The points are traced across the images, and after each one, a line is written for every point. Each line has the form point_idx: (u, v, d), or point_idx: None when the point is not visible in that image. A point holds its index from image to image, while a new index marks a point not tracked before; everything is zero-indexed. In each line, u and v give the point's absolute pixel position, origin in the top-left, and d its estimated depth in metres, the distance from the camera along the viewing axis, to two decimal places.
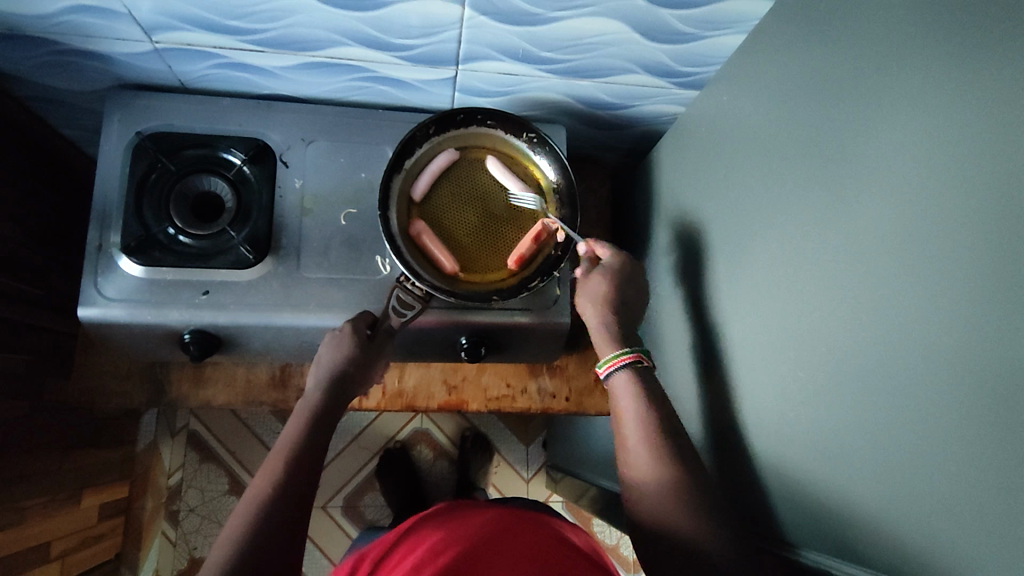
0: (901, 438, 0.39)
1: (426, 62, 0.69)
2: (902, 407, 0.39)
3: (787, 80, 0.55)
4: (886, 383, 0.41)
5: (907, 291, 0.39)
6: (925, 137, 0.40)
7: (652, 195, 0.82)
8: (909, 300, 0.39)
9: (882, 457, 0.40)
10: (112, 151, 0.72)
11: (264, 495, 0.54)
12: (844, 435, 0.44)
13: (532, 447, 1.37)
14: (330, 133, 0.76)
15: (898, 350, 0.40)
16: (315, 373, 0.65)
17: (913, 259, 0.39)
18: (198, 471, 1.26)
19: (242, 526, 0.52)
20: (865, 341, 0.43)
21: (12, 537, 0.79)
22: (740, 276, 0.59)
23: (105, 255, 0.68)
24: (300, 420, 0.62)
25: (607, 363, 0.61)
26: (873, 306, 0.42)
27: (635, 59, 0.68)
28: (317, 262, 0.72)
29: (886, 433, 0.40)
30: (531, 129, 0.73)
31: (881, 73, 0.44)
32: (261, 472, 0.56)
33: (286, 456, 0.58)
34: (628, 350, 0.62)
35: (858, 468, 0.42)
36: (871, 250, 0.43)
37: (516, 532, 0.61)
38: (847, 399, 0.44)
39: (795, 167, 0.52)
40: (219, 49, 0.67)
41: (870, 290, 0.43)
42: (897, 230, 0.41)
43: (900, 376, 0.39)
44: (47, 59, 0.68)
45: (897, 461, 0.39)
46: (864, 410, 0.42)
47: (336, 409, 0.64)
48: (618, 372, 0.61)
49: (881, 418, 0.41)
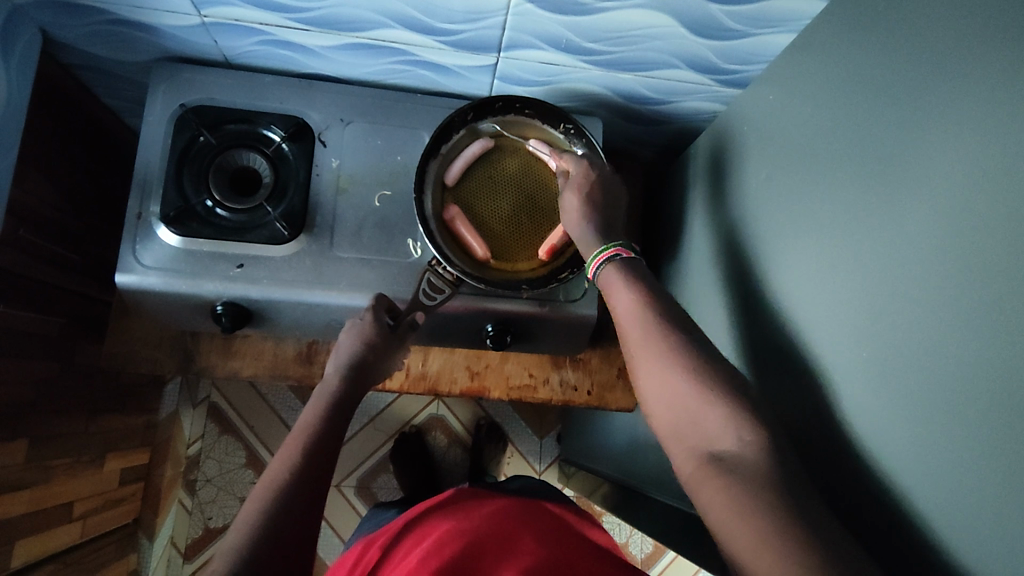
0: (956, 447, 0.39)
1: (469, 48, 0.69)
2: (951, 421, 0.39)
3: (837, 82, 0.54)
4: (939, 391, 0.40)
5: (963, 300, 0.39)
6: (983, 146, 0.39)
7: (686, 193, 0.82)
8: (965, 308, 0.39)
9: (932, 465, 0.40)
10: (156, 123, 0.73)
11: (280, 480, 0.55)
12: (885, 444, 0.44)
13: (546, 440, 1.37)
14: (368, 115, 0.77)
15: (953, 360, 0.39)
16: (335, 360, 0.65)
17: (971, 269, 0.39)
18: (217, 442, 1.28)
19: (262, 511, 0.52)
20: (915, 350, 0.43)
21: (37, 494, 0.81)
22: (779, 276, 0.58)
23: (144, 223, 0.69)
24: (318, 404, 0.62)
25: (594, 260, 0.61)
26: (927, 312, 0.42)
27: (679, 54, 0.68)
28: (350, 242, 0.73)
29: (937, 441, 0.40)
30: (570, 120, 0.73)
31: (938, 79, 0.44)
32: (279, 456, 0.57)
33: (306, 441, 0.58)
34: (612, 244, 0.61)
35: (905, 474, 0.42)
36: (927, 255, 0.42)
37: (523, 524, 0.61)
38: (891, 408, 0.44)
39: (843, 168, 0.52)
40: (267, 26, 0.67)
41: (925, 296, 0.42)
42: (954, 237, 0.40)
43: (954, 384, 0.39)
44: (97, 29, 0.69)
45: (941, 475, 0.40)
46: (907, 421, 0.43)
47: (354, 396, 0.64)
48: (601, 268, 0.61)
49: (933, 425, 0.41)
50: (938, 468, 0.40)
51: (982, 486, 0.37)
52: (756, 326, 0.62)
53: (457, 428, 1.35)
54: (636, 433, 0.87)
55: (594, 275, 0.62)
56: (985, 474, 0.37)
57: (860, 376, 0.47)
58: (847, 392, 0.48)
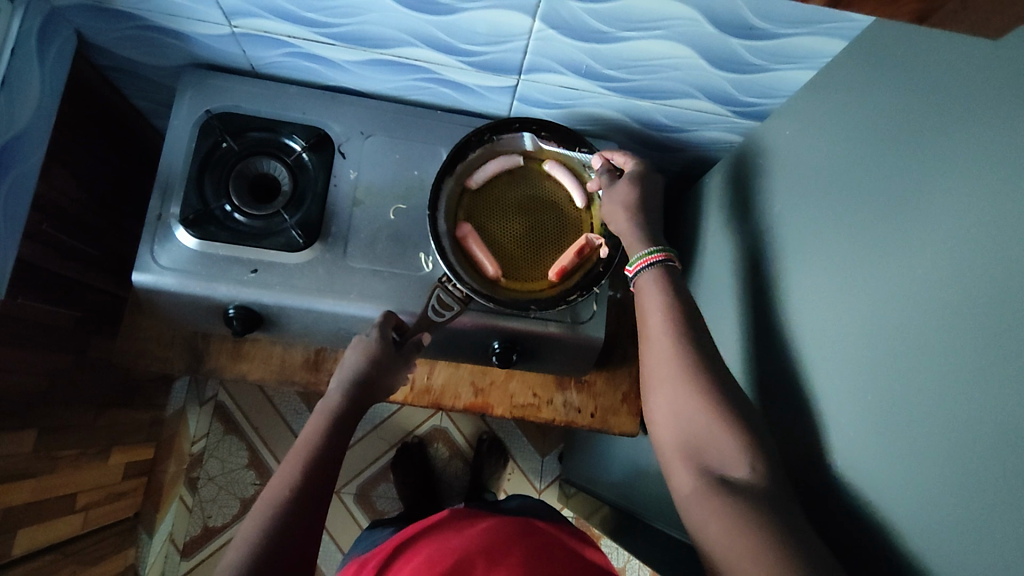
0: (948, 499, 0.39)
1: (490, 70, 0.70)
2: (946, 470, 0.39)
3: (852, 122, 0.54)
4: (935, 439, 0.40)
5: (956, 348, 0.39)
6: (988, 195, 0.39)
7: (700, 223, 0.83)
8: (958, 357, 0.39)
9: (928, 515, 0.40)
10: (182, 127, 0.74)
11: (281, 497, 0.55)
12: (884, 489, 0.44)
13: (548, 459, 1.37)
14: (388, 129, 0.78)
15: (948, 408, 0.39)
16: (339, 376, 0.66)
17: (964, 316, 0.39)
18: (221, 441, 1.29)
19: (263, 527, 0.53)
20: (913, 394, 0.42)
21: (42, 484, 0.83)
22: (789, 311, 0.58)
23: (163, 224, 0.71)
24: (321, 420, 0.63)
25: (636, 261, 0.62)
26: (924, 356, 0.42)
27: (696, 84, 0.68)
28: (363, 252, 0.74)
29: (932, 492, 0.40)
30: (586, 145, 0.74)
31: (946, 125, 0.44)
32: (279, 473, 0.58)
33: (305, 457, 0.59)
34: (656, 248, 0.62)
35: (901, 521, 0.42)
36: (926, 300, 0.42)
37: (518, 542, 0.61)
38: (891, 453, 0.44)
39: (856, 207, 0.52)
40: (293, 39, 0.69)
41: (922, 341, 0.42)
42: (950, 283, 0.41)
43: (949, 432, 0.39)
44: (130, 33, 0.71)
45: (934, 525, 0.39)
46: (907, 460, 0.42)
47: (357, 411, 0.65)
48: (643, 271, 0.61)
49: (928, 474, 0.40)
50: (933, 518, 0.40)
51: (975, 539, 0.36)
52: (763, 362, 0.61)
53: (459, 441, 1.35)
54: (637, 458, 0.86)
55: (633, 276, 0.63)
56: (980, 532, 0.36)
57: (860, 412, 0.47)
58: (848, 429, 0.48)
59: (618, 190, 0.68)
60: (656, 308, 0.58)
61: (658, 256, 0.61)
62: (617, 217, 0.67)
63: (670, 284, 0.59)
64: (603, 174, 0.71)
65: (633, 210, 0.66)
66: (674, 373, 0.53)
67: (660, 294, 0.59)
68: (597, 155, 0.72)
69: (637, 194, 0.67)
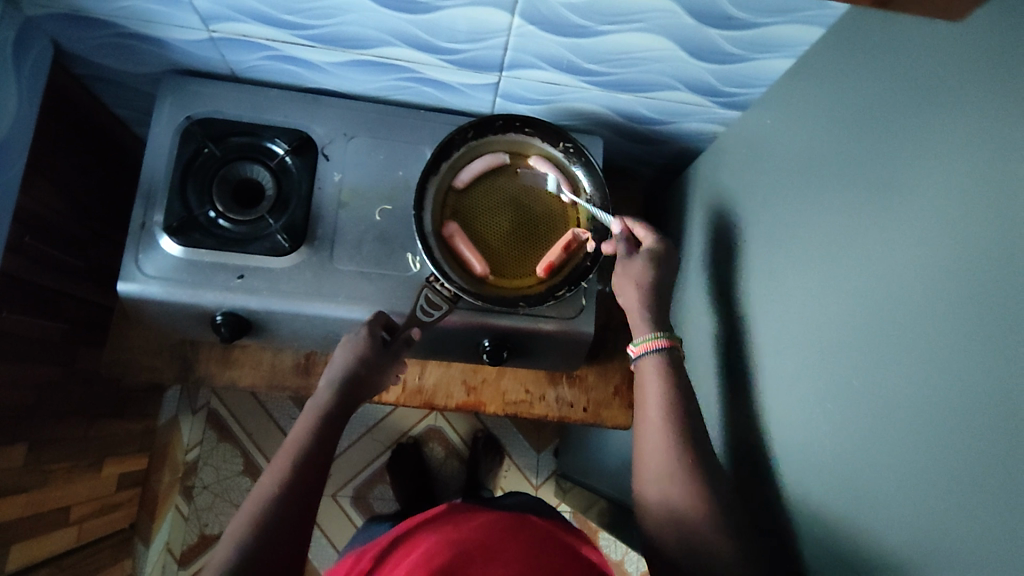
0: (932, 475, 0.41)
1: (471, 67, 0.70)
2: (925, 446, 0.41)
3: (839, 110, 0.56)
4: (914, 418, 0.43)
5: (938, 332, 0.41)
6: (979, 181, 0.40)
7: (689, 214, 0.84)
8: (939, 340, 0.41)
9: (907, 491, 0.42)
10: (163, 134, 0.74)
11: (269, 494, 0.55)
12: (866, 466, 0.46)
13: (544, 455, 1.37)
14: (371, 130, 0.78)
15: (927, 389, 0.42)
16: (328, 373, 0.66)
17: (948, 299, 0.41)
18: (215, 449, 1.28)
19: (250, 524, 0.53)
20: (893, 377, 0.45)
21: (33, 499, 0.82)
22: (776, 298, 0.61)
23: (147, 233, 0.70)
24: (310, 417, 0.63)
25: (639, 345, 0.63)
26: (905, 340, 0.44)
27: (677, 76, 0.68)
28: (350, 255, 0.73)
29: (912, 469, 0.42)
30: (569, 139, 0.74)
31: (937, 112, 0.45)
32: (268, 470, 0.57)
33: (295, 454, 0.58)
34: (659, 333, 0.63)
35: (881, 496, 0.45)
36: (908, 286, 0.45)
37: (511, 535, 0.61)
38: (873, 431, 0.46)
39: (839, 194, 0.54)
40: (273, 42, 0.68)
41: (903, 325, 0.45)
42: (933, 267, 0.43)
43: (929, 410, 0.41)
44: (108, 41, 0.71)
45: (915, 500, 0.41)
46: (888, 439, 0.45)
47: (347, 409, 0.65)
48: (646, 354, 0.63)
49: (908, 452, 0.43)
50: (914, 493, 0.42)
51: (978, 515, 0.37)
52: (756, 350, 0.63)
53: (454, 440, 1.35)
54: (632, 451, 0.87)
55: (635, 357, 0.64)
56: (978, 506, 0.37)
57: (846, 394, 0.50)
58: (834, 410, 0.51)
59: (630, 267, 0.68)
60: (656, 387, 0.61)
61: (664, 341, 0.63)
62: (629, 297, 0.67)
63: (675, 369, 0.62)
64: (621, 241, 0.70)
65: (643, 290, 0.66)
66: (666, 448, 0.57)
67: (657, 383, 0.61)
68: (617, 220, 0.72)
69: (652, 275, 0.67)
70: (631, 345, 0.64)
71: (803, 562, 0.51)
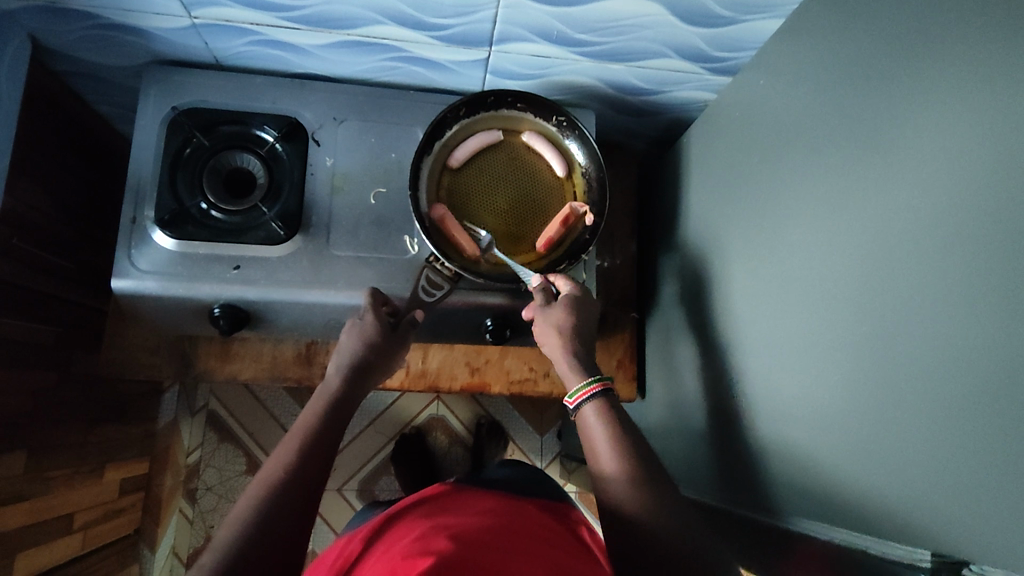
0: (938, 420, 0.41)
1: (460, 43, 0.69)
2: (928, 391, 0.42)
3: (833, 66, 0.56)
4: (919, 364, 0.43)
5: (943, 277, 0.41)
6: (979, 123, 0.40)
7: (682, 183, 0.84)
8: (942, 285, 0.41)
9: (915, 434, 0.43)
10: (149, 126, 0.72)
11: (276, 478, 0.54)
12: (872, 414, 0.47)
13: (547, 438, 1.37)
14: (361, 113, 0.77)
15: (933, 335, 0.42)
16: (336, 360, 0.66)
17: (944, 245, 0.41)
18: (216, 451, 1.27)
19: (257, 506, 0.52)
20: (896, 323, 0.45)
21: (37, 506, 0.81)
22: (777, 256, 0.61)
23: (139, 228, 0.69)
24: (318, 403, 0.62)
25: (576, 394, 0.62)
26: (910, 289, 0.44)
27: (667, 42, 0.68)
28: (346, 240, 0.73)
29: (918, 414, 0.42)
30: (561, 113, 0.74)
31: (934, 57, 0.45)
32: (275, 454, 0.57)
33: (303, 440, 0.58)
34: (594, 379, 0.63)
35: (891, 443, 0.45)
36: (908, 234, 0.45)
37: (522, 514, 0.61)
38: (880, 380, 0.46)
39: (834, 149, 0.54)
40: (257, 26, 0.67)
41: (906, 272, 0.45)
42: (932, 213, 0.43)
43: (931, 356, 0.42)
44: (87, 33, 0.69)
45: (922, 444, 0.42)
46: (892, 386, 0.45)
47: (355, 397, 0.65)
48: (584, 404, 0.62)
49: (915, 399, 0.43)
50: (921, 436, 0.42)
51: (986, 453, 0.37)
52: (759, 311, 0.63)
53: (457, 427, 1.34)
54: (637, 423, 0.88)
55: (573, 408, 0.63)
56: (983, 446, 0.38)
57: (852, 345, 0.49)
58: (840, 362, 0.51)
59: (551, 316, 0.67)
60: (599, 432, 0.59)
61: (598, 386, 0.62)
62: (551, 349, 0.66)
63: (609, 411, 0.61)
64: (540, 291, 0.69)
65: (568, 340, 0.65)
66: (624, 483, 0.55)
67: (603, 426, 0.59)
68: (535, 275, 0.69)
69: (570, 320, 0.66)
70: (568, 396, 0.64)
71: (814, 516, 0.52)
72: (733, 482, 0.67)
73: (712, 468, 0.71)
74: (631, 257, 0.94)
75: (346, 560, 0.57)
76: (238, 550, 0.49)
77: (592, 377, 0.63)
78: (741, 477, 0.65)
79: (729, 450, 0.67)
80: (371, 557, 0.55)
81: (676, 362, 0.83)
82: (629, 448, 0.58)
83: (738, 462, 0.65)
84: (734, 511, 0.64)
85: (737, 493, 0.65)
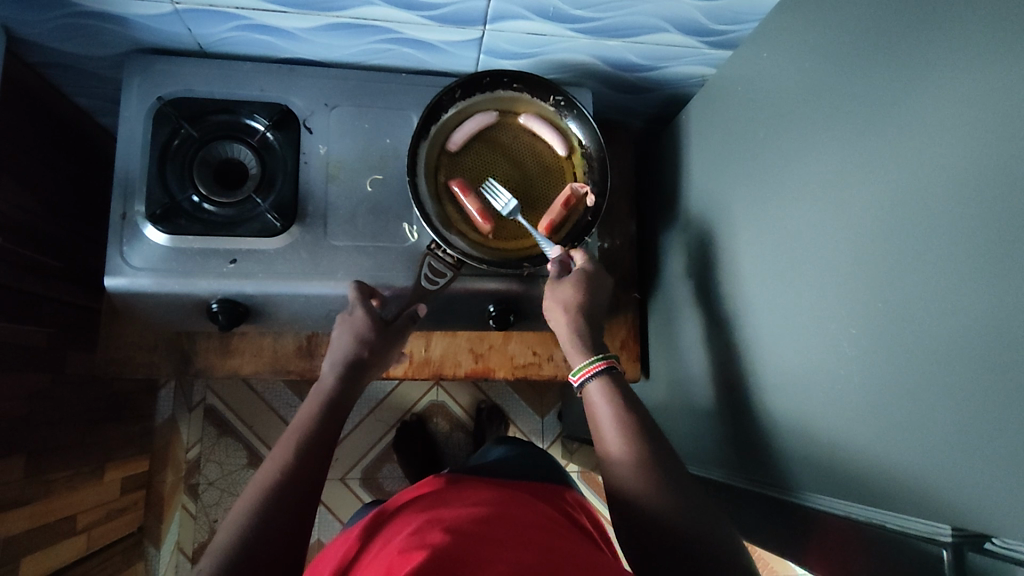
0: (961, 396, 0.40)
1: (453, 22, 0.67)
2: (947, 370, 0.41)
3: (834, 38, 0.55)
4: (937, 340, 0.42)
5: (960, 250, 0.40)
6: (986, 93, 0.40)
7: (681, 161, 0.83)
8: (961, 259, 0.40)
9: (936, 414, 0.42)
10: (135, 118, 0.70)
11: (271, 480, 0.53)
12: (888, 393, 0.46)
13: (548, 419, 1.37)
14: (352, 98, 0.75)
15: (953, 312, 0.41)
16: (331, 357, 0.65)
17: (957, 217, 0.41)
18: (216, 446, 1.26)
19: (252, 508, 0.51)
20: (913, 300, 0.44)
21: (39, 509, 0.80)
22: (787, 233, 0.59)
23: (129, 223, 0.67)
24: (314, 403, 0.61)
25: (581, 371, 0.62)
26: (926, 264, 0.43)
27: (666, 16, 0.66)
28: (345, 229, 0.71)
29: (938, 391, 0.42)
30: (560, 92, 0.72)
31: (941, 25, 0.44)
32: (272, 455, 0.56)
33: (299, 441, 0.57)
34: (598, 358, 0.62)
35: (909, 422, 0.44)
36: (920, 207, 0.44)
37: (522, 503, 0.60)
38: (896, 358, 0.45)
39: (837, 124, 0.53)
40: (241, 10, 0.65)
41: (921, 248, 0.44)
42: (944, 187, 0.42)
43: (949, 334, 0.41)
44: (62, 24, 0.66)
45: (944, 421, 0.41)
46: (911, 364, 0.44)
47: (349, 395, 0.64)
48: (590, 380, 0.61)
49: (935, 376, 0.42)
50: (942, 413, 0.41)
51: (1007, 428, 0.37)
52: (766, 288, 0.63)
53: (457, 412, 1.34)
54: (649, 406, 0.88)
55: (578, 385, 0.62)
56: (1001, 420, 0.37)
57: (867, 323, 0.49)
58: (856, 340, 0.50)
59: (558, 293, 0.66)
60: (608, 414, 0.58)
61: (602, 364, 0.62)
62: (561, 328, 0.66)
63: (614, 391, 0.60)
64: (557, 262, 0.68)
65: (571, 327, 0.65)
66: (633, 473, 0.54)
67: (611, 409, 0.58)
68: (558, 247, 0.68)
69: (571, 303, 0.65)
70: (573, 374, 0.63)
71: (836, 494, 0.52)
72: (743, 459, 0.67)
73: (719, 445, 0.71)
74: (630, 237, 0.94)
75: (344, 560, 0.56)
76: (233, 556, 0.48)
77: (596, 355, 0.63)
78: (751, 454, 0.65)
79: (736, 427, 0.68)
80: (370, 552, 0.54)
81: (678, 340, 0.83)
82: (630, 433, 0.57)
83: (746, 439, 0.66)
84: (745, 487, 0.64)
85: (747, 469, 0.66)
